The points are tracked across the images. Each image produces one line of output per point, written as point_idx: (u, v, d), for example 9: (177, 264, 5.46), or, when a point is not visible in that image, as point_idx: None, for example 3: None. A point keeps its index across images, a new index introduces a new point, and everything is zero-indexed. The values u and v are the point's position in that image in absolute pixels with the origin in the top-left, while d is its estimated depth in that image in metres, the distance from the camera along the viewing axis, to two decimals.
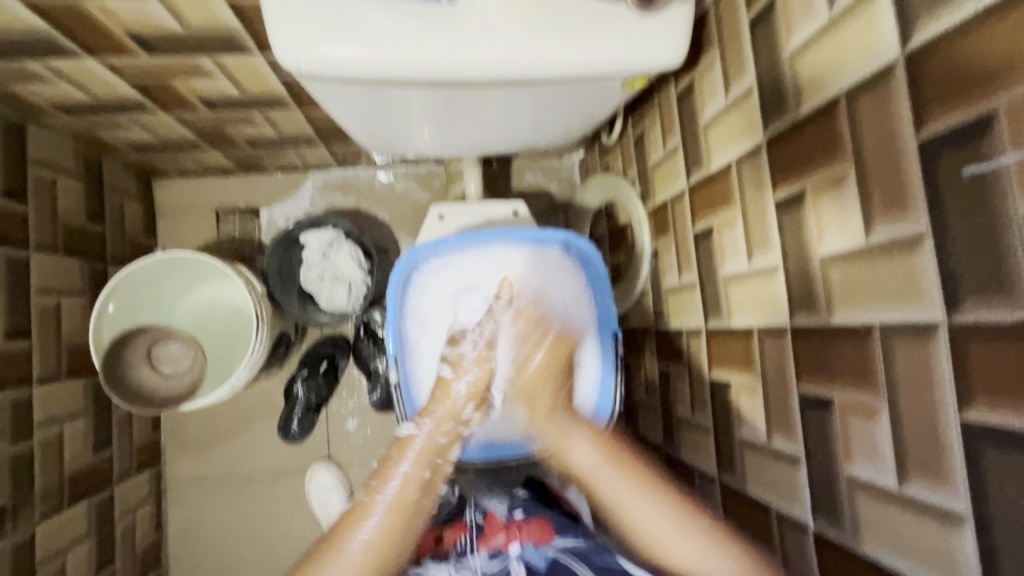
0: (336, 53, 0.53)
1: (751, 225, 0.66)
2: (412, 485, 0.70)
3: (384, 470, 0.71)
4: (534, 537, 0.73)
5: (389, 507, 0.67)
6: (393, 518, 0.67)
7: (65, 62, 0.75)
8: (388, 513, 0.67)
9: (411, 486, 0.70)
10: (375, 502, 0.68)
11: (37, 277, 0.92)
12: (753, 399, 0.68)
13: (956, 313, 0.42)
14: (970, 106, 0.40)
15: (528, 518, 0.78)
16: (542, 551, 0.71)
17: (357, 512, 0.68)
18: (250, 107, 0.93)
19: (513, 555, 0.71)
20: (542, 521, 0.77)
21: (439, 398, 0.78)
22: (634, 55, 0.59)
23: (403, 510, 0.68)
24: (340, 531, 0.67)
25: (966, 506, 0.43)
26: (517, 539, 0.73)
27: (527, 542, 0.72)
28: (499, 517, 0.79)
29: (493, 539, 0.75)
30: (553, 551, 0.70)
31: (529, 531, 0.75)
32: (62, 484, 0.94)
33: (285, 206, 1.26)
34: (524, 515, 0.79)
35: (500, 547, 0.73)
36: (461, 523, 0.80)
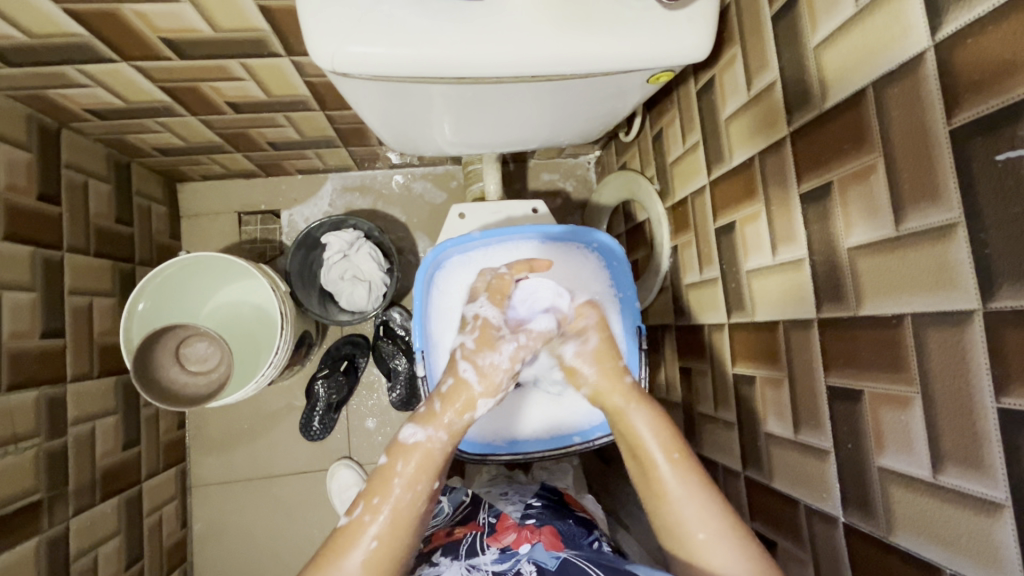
0: (369, 51, 0.54)
1: (775, 219, 0.66)
2: (417, 504, 0.62)
3: (383, 485, 0.62)
4: (546, 541, 0.72)
5: (392, 523, 0.60)
6: (400, 533, 0.60)
7: (100, 67, 0.77)
8: (391, 530, 0.60)
9: (416, 502, 0.62)
10: (373, 521, 0.60)
11: (70, 277, 0.95)
12: (778, 392, 0.68)
13: (991, 301, 0.42)
14: (1003, 91, 0.41)
15: (540, 523, 0.77)
16: (553, 552, 0.69)
17: (354, 528, 0.60)
18: (275, 110, 0.94)
19: (522, 554, 0.70)
20: (553, 528, 0.76)
21: (455, 398, 0.68)
22: (659, 49, 0.59)
23: (406, 525, 0.61)
24: (336, 546, 0.59)
25: (1004, 494, 0.42)
26: (528, 540, 0.73)
27: (538, 544, 0.71)
28: (512, 519, 0.79)
29: (503, 538, 0.75)
30: (565, 554, 0.69)
31: (540, 535, 0.74)
32: (94, 480, 0.96)
33: (306, 208, 1.29)
34: (536, 522, 0.78)
35: (511, 545, 0.72)
36: (474, 524, 0.81)
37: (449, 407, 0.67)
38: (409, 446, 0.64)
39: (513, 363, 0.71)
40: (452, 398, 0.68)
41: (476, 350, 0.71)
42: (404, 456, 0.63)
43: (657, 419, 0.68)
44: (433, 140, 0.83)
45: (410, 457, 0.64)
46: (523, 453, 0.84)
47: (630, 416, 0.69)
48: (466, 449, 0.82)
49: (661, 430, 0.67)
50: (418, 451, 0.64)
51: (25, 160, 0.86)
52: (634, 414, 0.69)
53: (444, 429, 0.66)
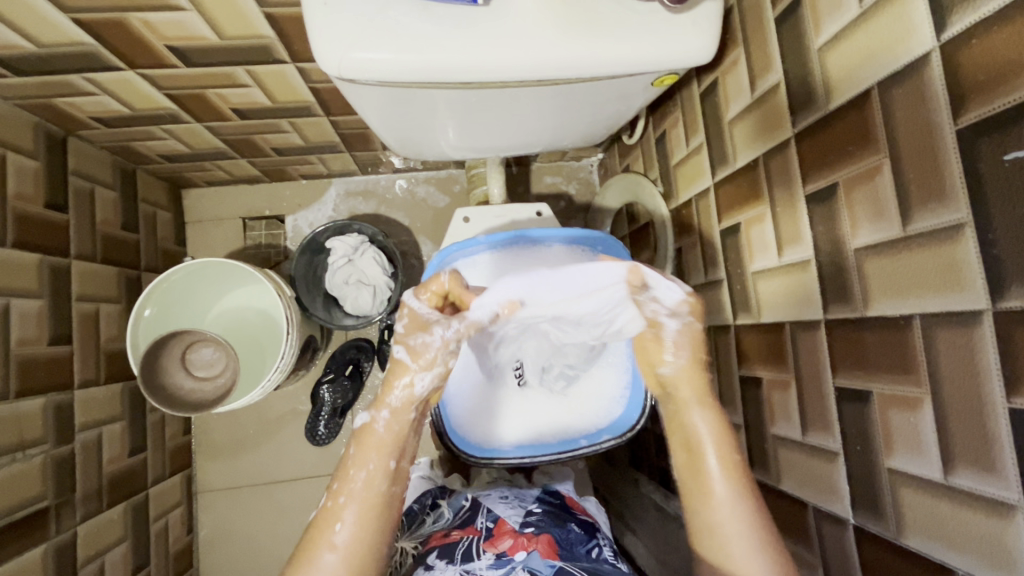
0: (374, 57, 0.54)
1: (780, 221, 0.66)
2: (378, 484, 0.64)
3: (344, 475, 0.65)
4: (541, 547, 0.72)
5: (360, 508, 0.63)
6: (367, 516, 0.63)
7: (107, 75, 0.78)
8: (359, 516, 0.63)
9: (378, 484, 0.64)
10: (340, 510, 0.63)
11: (77, 284, 0.95)
12: (785, 394, 0.68)
13: (1000, 301, 0.42)
14: (1010, 91, 0.40)
15: (539, 531, 0.76)
16: (549, 561, 0.69)
17: (324, 519, 0.63)
18: (280, 115, 0.95)
19: (517, 561, 0.70)
20: (550, 537, 0.75)
21: (393, 379, 0.67)
22: (663, 53, 0.59)
23: (374, 507, 0.64)
24: (310, 540, 0.62)
25: (1018, 494, 0.42)
26: (524, 547, 0.73)
27: (534, 551, 0.71)
28: (510, 524, 0.79)
29: (499, 543, 0.75)
30: (561, 562, 0.69)
31: (536, 542, 0.73)
32: (101, 486, 0.96)
33: (310, 213, 1.29)
34: (535, 529, 0.77)
35: (506, 551, 0.73)
36: (471, 528, 0.80)
37: (392, 388, 0.67)
38: (364, 434, 0.65)
39: (449, 344, 0.67)
40: (393, 383, 0.67)
41: (407, 332, 0.68)
42: (364, 443, 0.65)
43: (716, 421, 0.69)
44: (436, 144, 0.84)
45: (367, 440, 0.65)
46: (529, 457, 0.84)
47: (687, 416, 0.70)
48: (472, 453, 0.83)
49: (719, 431, 0.68)
50: (372, 433, 0.65)
51: (33, 168, 0.87)
52: (694, 411, 0.70)
53: (388, 409, 0.66)
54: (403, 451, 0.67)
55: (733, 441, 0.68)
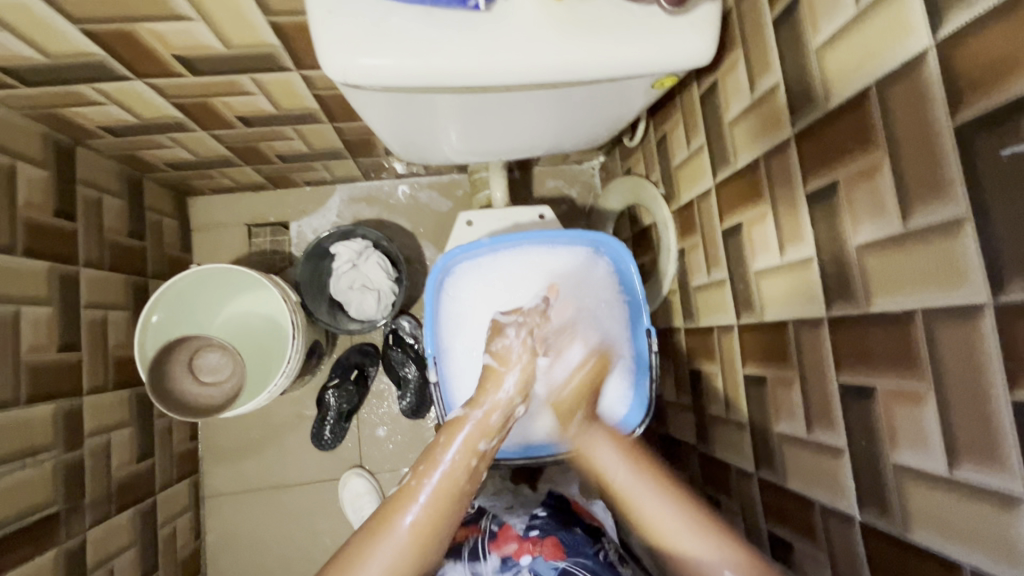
0: (378, 63, 0.55)
1: (782, 219, 0.67)
2: (456, 473, 0.72)
3: (432, 456, 0.73)
4: (546, 551, 0.74)
5: (436, 490, 0.71)
6: (441, 500, 0.71)
7: (115, 85, 0.79)
8: (435, 495, 0.71)
9: (458, 472, 0.72)
10: (421, 487, 0.71)
11: (85, 291, 0.96)
12: (788, 392, 0.68)
13: (1001, 294, 0.42)
14: (1006, 86, 0.41)
15: (544, 534, 0.77)
16: (553, 564, 0.72)
17: (405, 494, 0.71)
18: (284, 122, 0.96)
19: (523, 565, 0.73)
20: (556, 538, 0.76)
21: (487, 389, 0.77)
22: (662, 55, 0.60)
23: (449, 494, 0.71)
24: (393, 505, 0.71)
25: (1021, 486, 0.42)
26: (529, 551, 0.74)
27: (538, 555, 0.73)
28: (516, 528, 0.79)
29: (504, 546, 0.76)
30: (564, 564, 0.71)
31: (541, 546, 0.74)
32: (110, 492, 0.97)
33: (314, 219, 1.30)
34: (540, 532, 0.77)
35: (511, 555, 0.74)
36: (477, 526, 0.82)
37: (485, 392, 0.76)
38: (457, 424, 0.74)
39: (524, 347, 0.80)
40: (488, 384, 0.77)
41: (490, 337, 0.81)
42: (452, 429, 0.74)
43: (614, 438, 0.80)
44: (439, 149, 0.85)
45: (459, 433, 0.74)
46: (533, 458, 0.84)
47: (595, 445, 0.79)
48: None
49: (623, 450, 0.78)
50: (463, 429, 0.74)
51: (42, 177, 0.88)
52: (599, 446, 0.79)
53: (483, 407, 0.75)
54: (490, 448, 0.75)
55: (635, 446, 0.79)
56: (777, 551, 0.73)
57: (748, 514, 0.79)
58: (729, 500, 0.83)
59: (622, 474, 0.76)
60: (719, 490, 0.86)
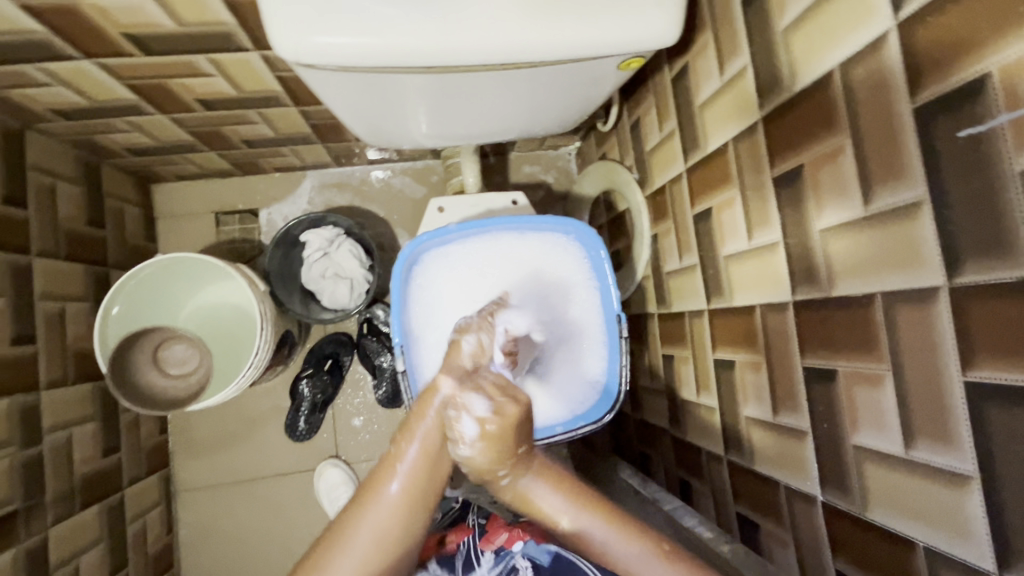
0: (332, 42, 0.53)
1: (750, 204, 0.67)
2: (440, 440, 0.62)
3: (409, 427, 0.63)
4: (536, 534, 0.68)
5: (421, 460, 0.61)
6: (426, 471, 0.62)
7: (62, 66, 0.75)
8: (418, 466, 0.61)
9: (440, 442, 0.62)
10: (404, 456, 0.61)
11: (40, 282, 0.92)
12: (756, 375, 0.69)
13: (956, 276, 0.43)
14: (964, 67, 0.41)
15: (532, 519, 0.73)
16: (547, 547, 0.65)
17: (389, 462, 0.62)
18: (247, 105, 0.93)
19: (516, 551, 0.66)
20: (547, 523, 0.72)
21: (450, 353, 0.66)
22: (629, 35, 0.59)
23: (432, 464, 0.62)
24: (375, 475, 0.62)
25: (972, 466, 0.43)
26: (520, 537, 0.68)
27: (530, 538, 0.67)
28: (503, 519, 0.76)
29: (494, 539, 0.70)
30: (558, 546, 0.65)
31: (533, 532, 0.69)
32: (73, 488, 0.94)
33: (284, 206, 1.27)
34: (529, 521, 0.73)
35: (503, 546, 0.68)
36: (465, 528, 0.78)
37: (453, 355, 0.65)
38: (427, 393, 0.63)
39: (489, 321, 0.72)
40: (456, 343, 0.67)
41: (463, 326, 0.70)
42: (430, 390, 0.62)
43: (569, 485, 0.65)
44: (407, 133, 0.83)
45: (434, 400, 0.62)
46: None
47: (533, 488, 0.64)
48: None
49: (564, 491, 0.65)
50: (436, 396, 0.62)
51: None
52: (539, 488, 0.64)
53: (450, 371, 0.64)
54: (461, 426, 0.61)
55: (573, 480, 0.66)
56: (744, 532, 0.74)
57: (718, 496, 0.80)
58: (700, 482, 0.84)
59: (575, 517, 0.64)
60: (691, 473, 0.87)
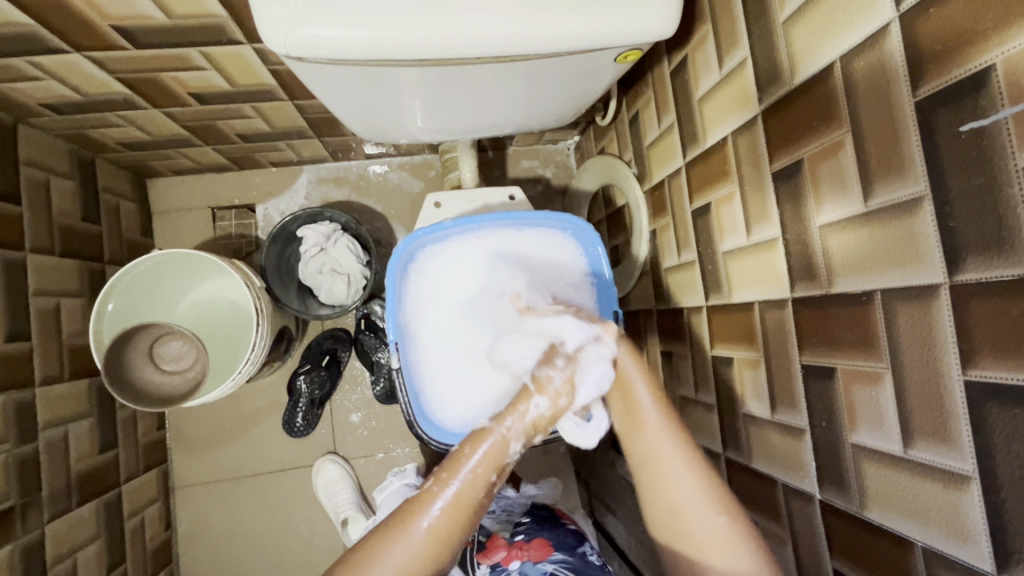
0: (323, 34, 0.52)
1: (749, 199, 0.66)
2: (477, 489, 0.64)
3: (452, 464, 0.65)
4: (533, 554, 0.75)
5: (454, 501, 0.64)
6: (458, 513, 0.64)
7: (52, 59, 0.74)
8: (453, 506, 0.63)
9: (479, 488, 0.65)
10: (441, 494, 0.64)
11: (35, 278, 0.92)
12: (755, 372, 0.68)
13: (956, 273, 0.42)
14: (967, 59, 0.40)
15: (528, 536, 0.78)
16: (542, 568, 0.72)
17: (425, 498, 0.64)
18: (241, 99, 0.92)
19: (513, 571, 0.73)
20: (543, 539, 0.77)
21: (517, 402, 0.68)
22: (626, 27, 0.58)
23: (467, 508, 0.64)
24: (408, 509, 0.64)
25: (971, 466, 0.42)
26: (517, 557, 0.75)
27: (527, 560, 0.74)
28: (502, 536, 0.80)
29: (493, 556, 0.76)
30: (553, 568, 0.72)
31: (530, 549, 0.75)
32: (70, 484, 0.94)
33: (281, 202, 1.26)
34: (526, 537, 0.78)
35: (500, 563, 0.75)
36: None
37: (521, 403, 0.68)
38: (481, 435, 0.66)
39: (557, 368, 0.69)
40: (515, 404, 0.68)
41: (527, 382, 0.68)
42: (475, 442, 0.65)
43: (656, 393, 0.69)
44: (403, 127, 0.82)
45: (484, 445, 0.66)
46: None
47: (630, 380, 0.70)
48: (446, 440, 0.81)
49: (657, 394, 0.69)
50: (491, 441, 0.66)
51: None
52: (637, 383, 0.69)
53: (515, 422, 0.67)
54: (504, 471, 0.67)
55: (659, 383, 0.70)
56: None
57: None
58: None
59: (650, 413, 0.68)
60: None
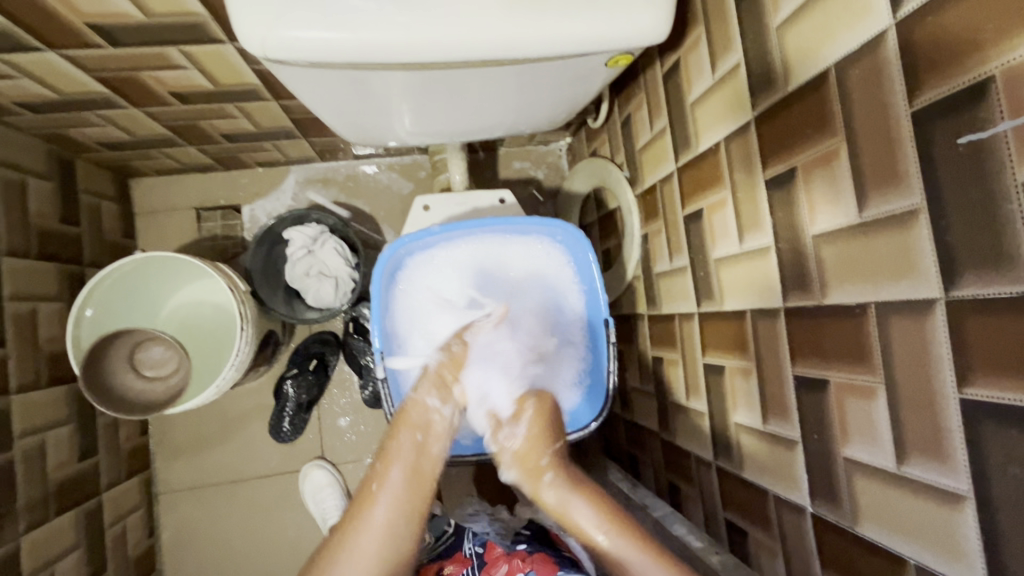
0: (304, 36, 0.51)
1: (741, 207, 0.65)
2: (410, 463, 0.70)
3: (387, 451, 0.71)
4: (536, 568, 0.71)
5: (394, 488, 0.68)
6: (399, 502, 0.67)
7: (26, 57, 0.72)
8: (394, 491, 0.68)
9: (411, 468, 0.70)
10: (383, 479, 0.68)
11: (10, 282, 0.89)
12: (746, 381, 0.67)
13: (953, 289, 0.41)
14: (966, 70, 0.39)
15: (531, 551, 0.75)
16: None
17: (371, 485, 0.68)
18: (225, 99, 0.89)
19: None
20: (545, 554, 0.74)
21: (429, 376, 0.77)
22: (617, 30, 0.56)
23: (406, 490, 0.69)
24: (358, 501, 0.68)
25: (967, 485, 0.42)
26: (519, 569, 0.72)
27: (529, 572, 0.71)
28: (501, 548, 0.79)
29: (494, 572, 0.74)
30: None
31: (532, 562, 0.72)
32: (47, 494, 0.92)
33: (267, 202, 1.24)
34: (527, 549, 0.76)
35: None
36: (461, 556, 0.81)
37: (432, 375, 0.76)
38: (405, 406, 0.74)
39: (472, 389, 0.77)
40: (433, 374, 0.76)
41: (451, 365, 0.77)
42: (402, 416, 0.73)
43: (600, 504, 0.68)
44: (391, 131, 0.80)
45: (408, 418, 0.73)
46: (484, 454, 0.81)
47: (570, 507, 0.69)
48: None
49: (602, 514, 0.67)
50: (412, 413, 0.73)
51: None
52: (575, 508, 0.68)
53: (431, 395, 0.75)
54: (428, 437, 0.73)
55: (599, 495, 0.69)
56: (732, 539, 0.73)
57: (707, 502, 0.79)
58: (689, 486, 0.83)
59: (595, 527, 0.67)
60: (679, 476, 0.86)
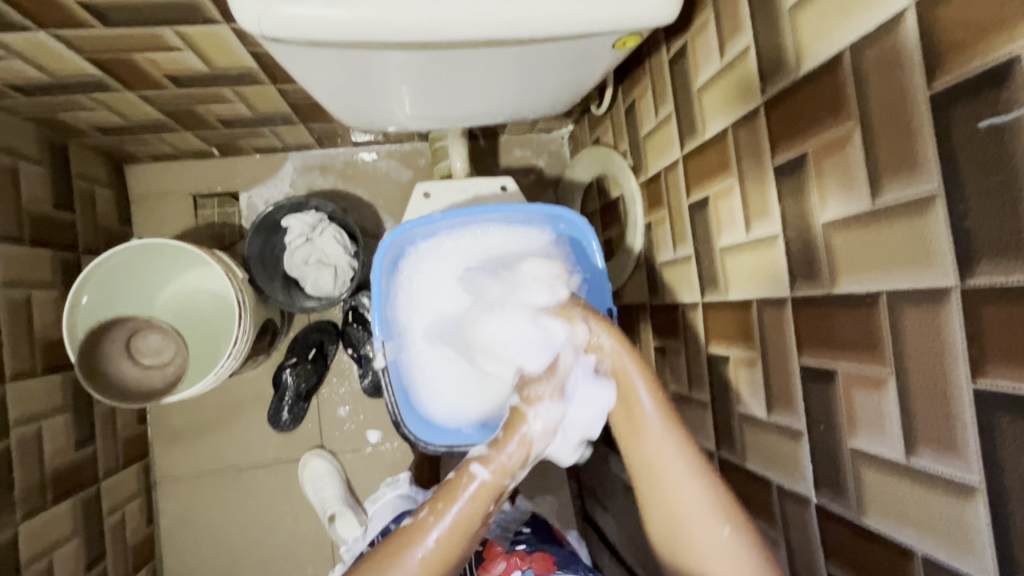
0: (302, 14, 0.49)
1: (749, 195, 0.63)
2: (477, 509, 0.60)
3: (451, 491, 0.61)
4: (534, 566, 0.73)
5: (452, 528, 0.59)
6: (456, 539, 0.59)
7: (15, 37, 0.70)
8: (451, 534, 0.59)
9: (476, 513, 0.60)
10: (439, 521, 0.59)
11: (4, 269, 0.88)
12: (751, 372, 0.66)
13: (969, 277, 0.40)
14: (988, 51, 0.38)
15: (530, 548, 0.77)
16: None
17: (422, 525, 0.59)
18: (221, 82, 0.87)
19: None
20: (544, 553, 0.76)
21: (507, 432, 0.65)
22: (624, 11, 0.55)
23: (463, 534, 0.59)
24: (401, 540, 0.58)
25: (979, 476, 0.41)
26: (518, 567, 0.74)
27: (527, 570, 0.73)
28: (500, 546, 0.79)
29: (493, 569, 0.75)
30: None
31: (530, 561, 0.74)
32: (45, 482, 0.91)
33: (264, 189, 1.22)
34: (526, 548, 0.78)
35: None
36: None
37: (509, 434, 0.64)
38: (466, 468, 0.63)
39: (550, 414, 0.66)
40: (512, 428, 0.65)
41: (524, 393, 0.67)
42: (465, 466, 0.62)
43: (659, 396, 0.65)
44: (391, 115, 0.78)
45: (478, 470, 0.62)
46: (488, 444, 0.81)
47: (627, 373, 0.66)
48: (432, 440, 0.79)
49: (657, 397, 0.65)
50: (483, 466, 0.62)
51: None
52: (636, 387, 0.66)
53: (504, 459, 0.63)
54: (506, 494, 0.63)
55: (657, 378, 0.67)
56: None
57: None
58: None
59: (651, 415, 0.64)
60: None
